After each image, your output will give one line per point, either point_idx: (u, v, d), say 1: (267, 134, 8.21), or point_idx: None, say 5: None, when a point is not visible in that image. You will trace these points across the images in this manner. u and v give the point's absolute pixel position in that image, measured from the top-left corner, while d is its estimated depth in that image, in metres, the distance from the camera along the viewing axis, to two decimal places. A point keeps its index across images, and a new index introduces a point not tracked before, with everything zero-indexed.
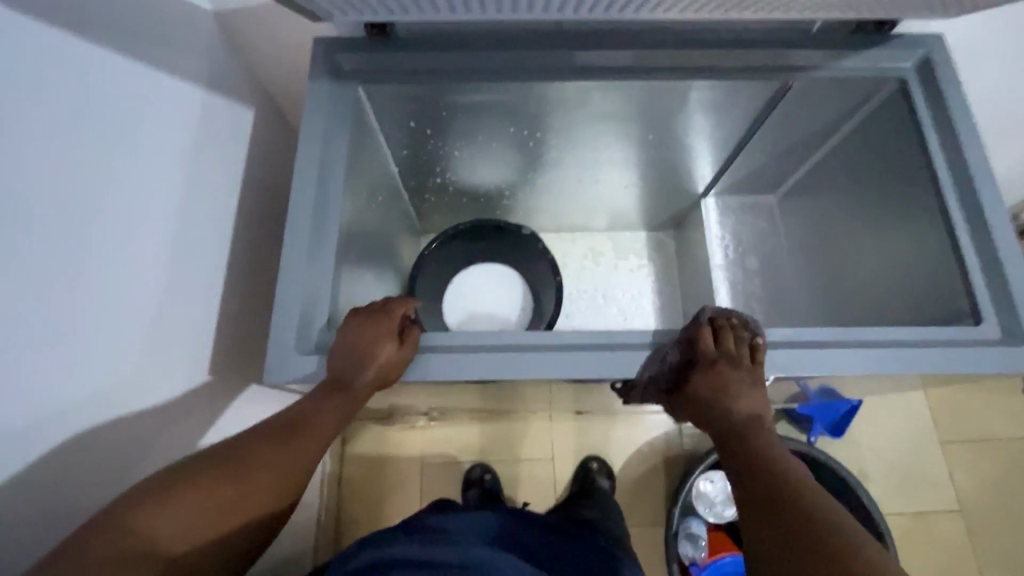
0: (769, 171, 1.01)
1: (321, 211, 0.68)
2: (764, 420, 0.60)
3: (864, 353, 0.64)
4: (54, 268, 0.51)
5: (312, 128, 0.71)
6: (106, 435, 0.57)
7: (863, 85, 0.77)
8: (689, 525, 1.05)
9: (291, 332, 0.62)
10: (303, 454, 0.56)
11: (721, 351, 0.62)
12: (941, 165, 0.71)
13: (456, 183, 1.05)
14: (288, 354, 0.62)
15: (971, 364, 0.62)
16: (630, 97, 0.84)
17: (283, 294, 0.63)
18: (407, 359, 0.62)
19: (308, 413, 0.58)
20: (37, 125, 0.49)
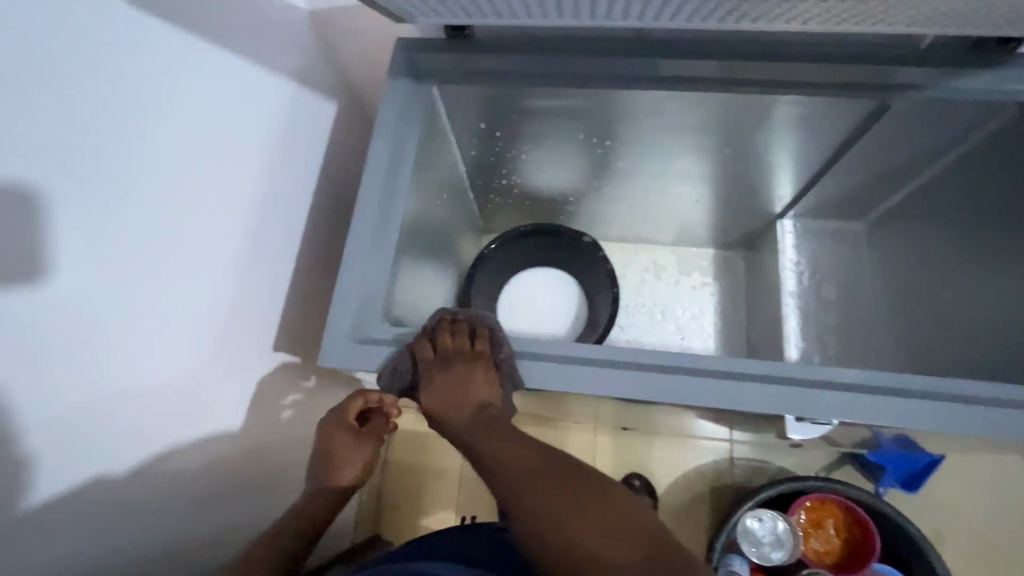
0: (858, 196, 0.93)
1: (385, 206, 0.70)
2: (495, 410, 0.60)
3: (933, 407, 0.59)
4: (145, 241, 0.57)
5: (386, 125, 0.73)
6: (176, 395, 0.63)
7: (978, 109, 0.69)
8: (731, 563, 0.95)
9: (346, 319, 0.65)
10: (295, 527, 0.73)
11: (440, 353, 0.63)
12: None
13: (522, 186, 1.05)
14: (343, 340, 0.64)
15: None
16: (709, 109, 0.81)
17: (342, 282, 0.66)
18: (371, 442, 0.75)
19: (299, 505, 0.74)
20: (129, 110, 0.54)
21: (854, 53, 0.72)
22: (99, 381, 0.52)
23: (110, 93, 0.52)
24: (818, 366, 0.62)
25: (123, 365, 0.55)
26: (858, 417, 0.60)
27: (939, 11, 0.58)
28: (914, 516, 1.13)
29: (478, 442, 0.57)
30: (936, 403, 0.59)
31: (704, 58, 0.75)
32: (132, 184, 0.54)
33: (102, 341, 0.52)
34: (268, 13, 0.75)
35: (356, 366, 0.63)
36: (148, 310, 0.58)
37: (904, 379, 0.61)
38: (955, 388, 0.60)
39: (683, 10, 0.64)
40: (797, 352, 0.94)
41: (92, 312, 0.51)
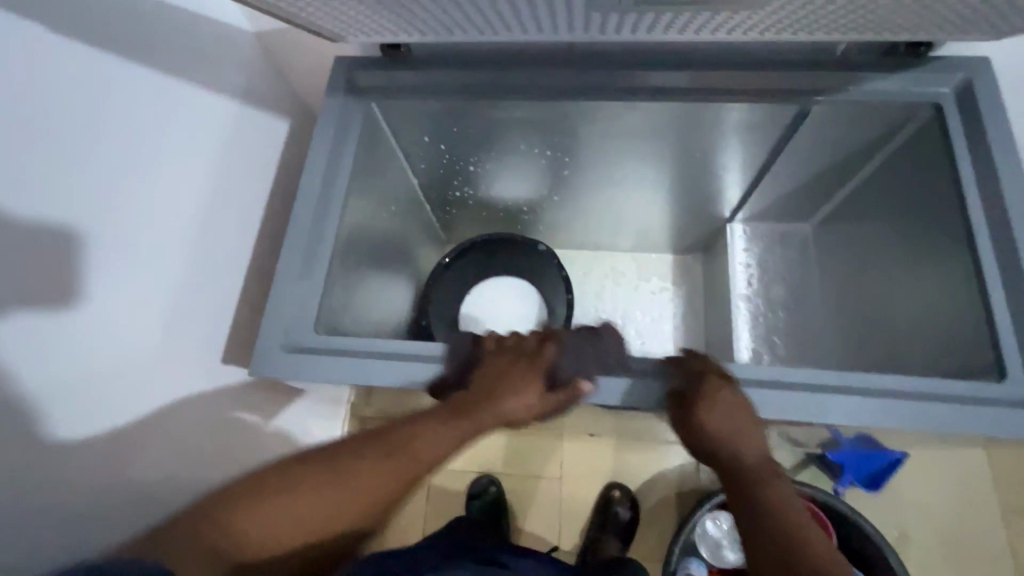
0: (798, 198, 0.95)
1: (319, 218, 0.72)
2: (773, 463, 0.58)
3: (866, 402, 0.57)
4: (87, 257, 0.58)
5: (322, 139, 0.75)
6: (128, 413, 0.63)
7: (896, 110, 0.71)
8: (689, 566, 0.95)
9: (277, 329, 0.65)
10: (393, 478, 0.58)
11: (712, 375, 0.60)
12: (969, 189, 0.62)
13: (476, 197, 1.07)
14: (271, 350, 0.64)
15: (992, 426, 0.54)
16: (645, 116, 0.83)
17: (275, 293, 0.67)
18: (525, 402, 0.61)
19: (417, 436, 0.59)
20: (48, 134, 0.54)
21: (776, 59, 0.74)
22: (26, 406, 0.51)
23: (25, 116, 0.51)
24: (748, 366, 0.61)
25: (63, 382, 0.55)
26: (788, 415, 0.58)
27: (837, 15, 0.60)
28: (877, 514, 1.13)
29: (764, 485, 0.56)
30: (866, 397, 0.57)
31: (629, 69, 0.78)
32: (53, 206, 0.54)
33: (38, 363, 0.53)
34: (208, 35, 0.77)
35: (291, 375, 0.63)
36: (82, 334, 0.57)
37: (834, 377, 0.59)
38: (889, 382, 0.58)
39: (595, 23, 0.66)
40: (749, 353, 0.95)
41: (30, 328, 0.52)
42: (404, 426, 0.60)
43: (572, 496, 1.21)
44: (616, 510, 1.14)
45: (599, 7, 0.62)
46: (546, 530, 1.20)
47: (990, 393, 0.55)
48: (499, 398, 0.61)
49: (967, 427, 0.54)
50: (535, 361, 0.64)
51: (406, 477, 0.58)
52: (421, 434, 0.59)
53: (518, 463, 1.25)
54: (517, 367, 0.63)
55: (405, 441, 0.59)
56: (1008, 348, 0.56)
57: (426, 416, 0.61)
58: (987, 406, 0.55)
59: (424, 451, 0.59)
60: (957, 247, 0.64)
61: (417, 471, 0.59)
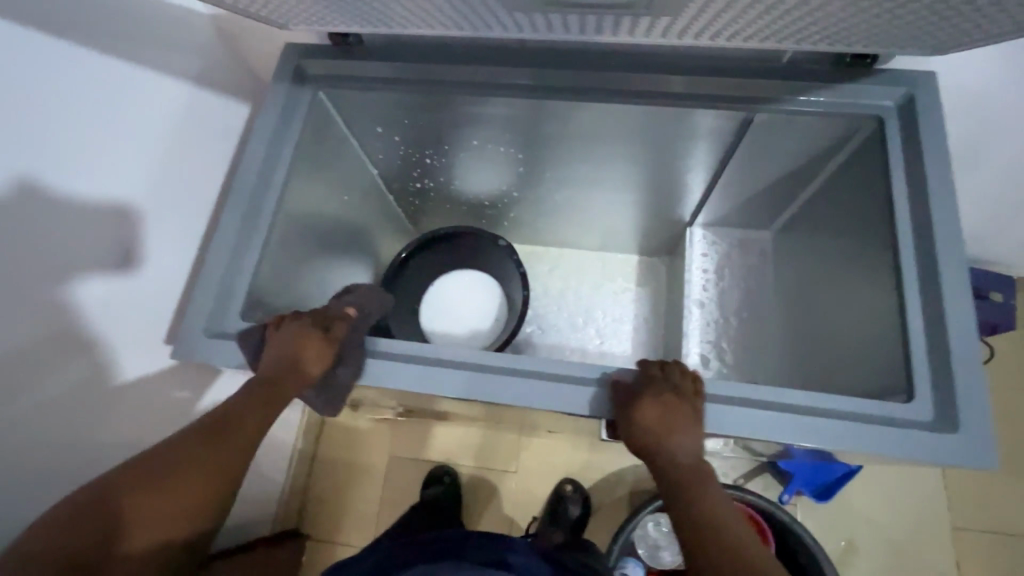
0: (756, 206, 0.94)
1: (255, 206, 0.74)
2: (705, 466, 0.58)
3: (784, 418, 0.56)
4: (19, 238, 0.58)
5: (262, 130, 0.77)
6: (58, 391, 0.64)
7: (838, 122, 0.70)
8: (625, 566, 0.96)
9: (202, 315, 0.67)
10: (224, 453, 0.58)
11: (664, 382, 0.59)
12: (897, 205, 0.62)
13: (438, 189, 1.06)
14: (195, 333, 0.66)
15: (893, 448, 0.53)
16: (594, 116, 0.82)
17: (200, 280, 0.69)
18: (327, 349, 0.64)
19: (237, 412, 0.60)
20: None
21: (719, 66, 0.74)
22: None
23: None
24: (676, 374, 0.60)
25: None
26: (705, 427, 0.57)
27: (762, 27, 0.60)
28: (827, 525, 1.13)
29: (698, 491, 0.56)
30: (785, 414, 0.56)
31: (574, 68, 0.77)
32: None
33: None
34: (168, 18, 0.78)
35: (212, 360, 0.65)
36: (11, 314, 0.58)
37: (757, 391, 0.58)
38: (813, 401, 0.56)
39: (528, 22, 0.65)
40: (697, 359, 0.95)
41: None
42: (225, 412, 0.60)
43: (528, 491, 1.22)
44: (567, 507, 1.14)
45: (517, 7, 0.61)
46: (499, 522, 1.21)
47: (906, 415, 0.54)
48: (306, 362, 0.63)
49: (882, 449, 0.53)
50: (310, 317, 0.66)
51: (240, 452, 0.59)
52: (245, 409, 0.60)
53: (475, 455, 1.25)
54: (298, 329, 0.64)
55: (228, 425, 0.59)
56: (915, 368, 0.56)
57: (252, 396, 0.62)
58: (901, 429, 0.54)
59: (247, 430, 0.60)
60: (884, 267, 0.64)
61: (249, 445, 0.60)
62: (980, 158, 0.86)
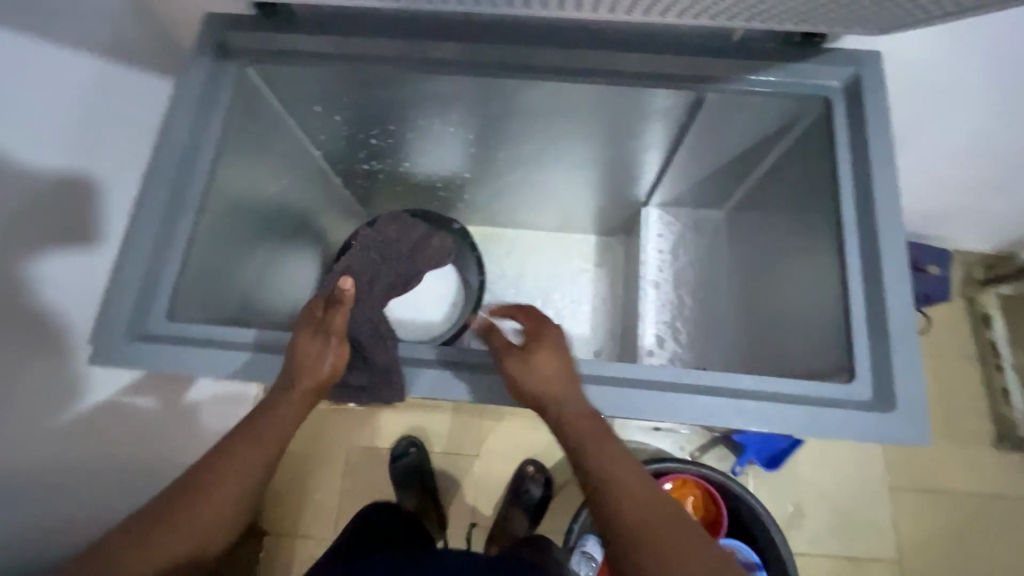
0: (709, 185, 0.94)
1: (178, 194, 0.68)
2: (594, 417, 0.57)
3: (734, 403, 0.56)
4: None
5: (183, 110, 0.70)
6: None
7: (787, 102, 0.69)
8: (586, 543, 0.98)
9: (122, 316, 0.61)
10: (224, 491, 0.54)
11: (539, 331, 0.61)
12: (844, 187, 0.62)
13: (387, 171, 1.01)
14: (114, 336, 0.61)
15: (835, 428, 0.54)
16: (546, 95, 0.79)
17: (117, 277, 0.63)
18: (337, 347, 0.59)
19: (232, 445, 0.56)
20: None
21: (669, 44, 0.72)
22: None
23: None
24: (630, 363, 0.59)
25: None
26: (656, 415, 0.57)
27: (710, 5, 0.58)
28: (775, 491, 1.18)
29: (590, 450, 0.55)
30: (735, 400, 0.56)
31: (521, 45, 0.74)
32: None
33: None
34: None
35: (136, 366, 0.60)
36: None
37: (707, 377, 0.58)
38: (762, 385, 0.57)
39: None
40: (653, 340, 0.95)
41: None
42: (221, 445, 0.57)
43: (490, 474, 1.22)
44: (529, 487, 1.15)
45: None
46: (462, 507, 1.21)
47: (849, 395, 0.56)
48: (309, 367, 0.58)
49: (827, 431, 0.54)
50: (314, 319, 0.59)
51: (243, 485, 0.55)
52: (245, 441, 0.56)
53: (437, 441, 1.24)
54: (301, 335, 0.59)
55: (199, 490, 0.54)
56: (858, 349, 0.57)
57: (227, 445, 0.56)
58: (843, 409, 0.55)
59: (224, 490, 0.54)
60: (829, 250, 0.65)
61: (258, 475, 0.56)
62: (919, 135, 0.88)
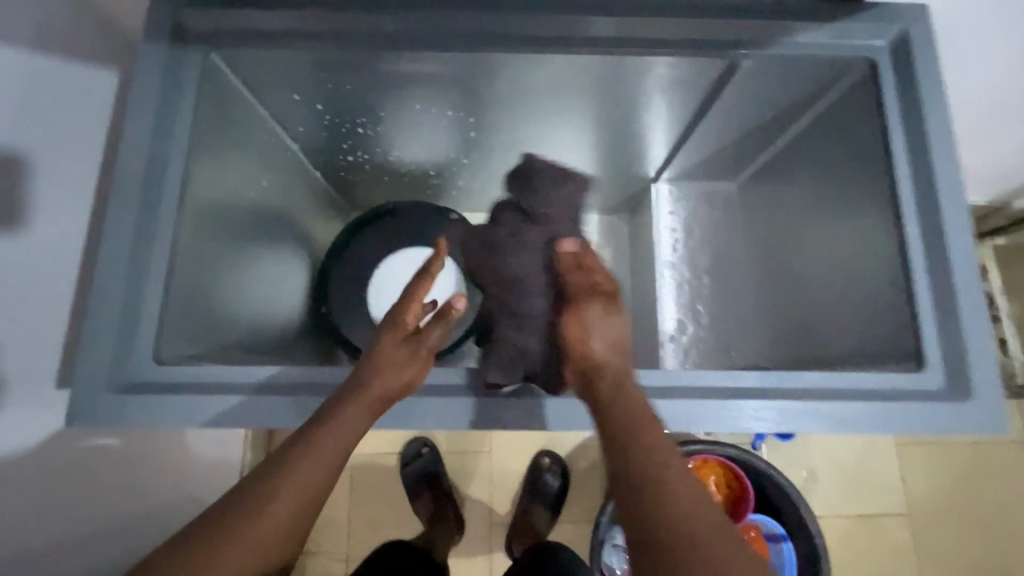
0: (726, 157, 0.88)
1: (147, 213, 0.58)
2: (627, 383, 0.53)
3: (811, 406, 0.52)
4: None
5: (142, 112, 0.59)
6: None
7: (828, 67, 0.64)
8: (616, 534, 0.97)
9: (101, 366, 0.53)
10: (287, 498, 0.49)
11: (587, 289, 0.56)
12: (901, 158, 0.58)
13: (374, 161, 0.90)
14: (93, 390, 0.52)
15: (912, 423, 0.51)
16: (562, 70, 0.71)
17: (88, 321, 0.53)
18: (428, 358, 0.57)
19: (297, 445, 0.51)
20: None
21: (696, 5, 0.64)
22: None
23: None
24: (692, 372, 0.54)
25: None
26: (728, 427, 0.52)
27: None
28: (789, 459, 1.18)
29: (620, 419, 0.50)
30: (811, 402, 0.52)
31: (530, 11, 0.66)
32: None
33: None
34: None
35: (127, 422, 0.52)
36: None
37: (776, 379, 0.54)
38: (841, 382, 0.53)
39: None
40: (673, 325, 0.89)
41: None
42: (286, 447, 0.52)
43: (504, 469, 1.18)
44: (546, 480, 1.11)
45: None
46: (478, 507, 1.17)
47: (920, 384, 0.53)
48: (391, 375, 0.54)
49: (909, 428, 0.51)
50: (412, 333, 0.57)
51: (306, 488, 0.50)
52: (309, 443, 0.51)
53: (444, 442, 1.18)
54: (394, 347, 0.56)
55: (263, 494, 0.49)
56: (928, 335, 0.54)
57: (284, 455, 0.51)
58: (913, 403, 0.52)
59: (289, 495, 0.49)
60: (879, 226, 0.61)
61: (324, 479, 0.51)
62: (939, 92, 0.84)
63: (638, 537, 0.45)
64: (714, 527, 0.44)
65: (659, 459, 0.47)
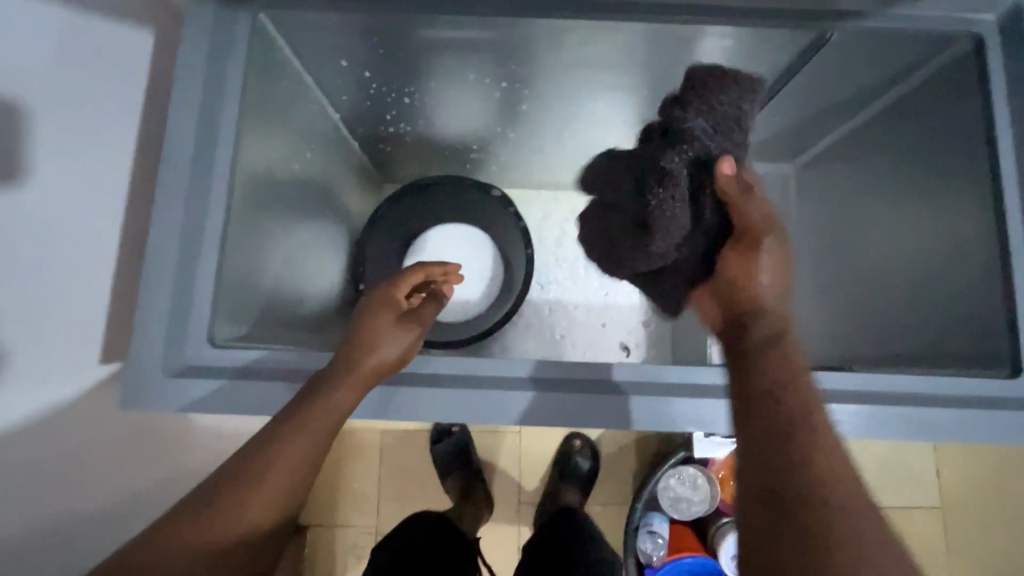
0: (788, 139, 0.83)
1: (198, 188, 0.57)
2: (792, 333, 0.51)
3: (900, 412, 0.52)
4: None
5: (191, 85, 0.58)
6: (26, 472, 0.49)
7: (924, 42, 0.60)
8: (652, 521, 0.97)
9: (158, 345, 0.53)
10: (315, 423, 0.48)
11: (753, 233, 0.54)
12: (1007, 139, 0.56)
13: (415, 134, 0.86)
14: (151, 368, 0.52)
15: (989, 430, 0.52)
16: (636, 42, 0.66)
17: (144, 301, 0.53)
18: (408, 338, 0.55)
19: (316, 388, 0.50)
20: None
21: None
22: None
23: None
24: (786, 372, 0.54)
25: None
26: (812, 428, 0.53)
27: None
28: None
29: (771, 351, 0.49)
30: (899, 409, 0.52)
31: None
32: None
33: None
34: None
35: (187, 402, 0.52)
36: None
37: (864, 382, 0.53)
38: (929, 384, 0.53)
39: None
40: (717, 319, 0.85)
41: None
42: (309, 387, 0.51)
43: (533, 450, 1.17)
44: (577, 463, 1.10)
45: None
46: (505, 488, 1.16)
47: (996, 391, 0.53)
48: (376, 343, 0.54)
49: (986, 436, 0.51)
50: (393, 307, 0.57)
51: (330, 415, 0.49)
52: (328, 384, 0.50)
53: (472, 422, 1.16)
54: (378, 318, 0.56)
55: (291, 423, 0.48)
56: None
57: (299, 407, 0.49)
58: (981, 411, 0.52)
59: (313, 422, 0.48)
60: (984, 225, 0.57)
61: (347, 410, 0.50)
62: None
63: (767, 504, 0.40)
64: (866, 492, 0.40)
65: (797, 424, 0.43)
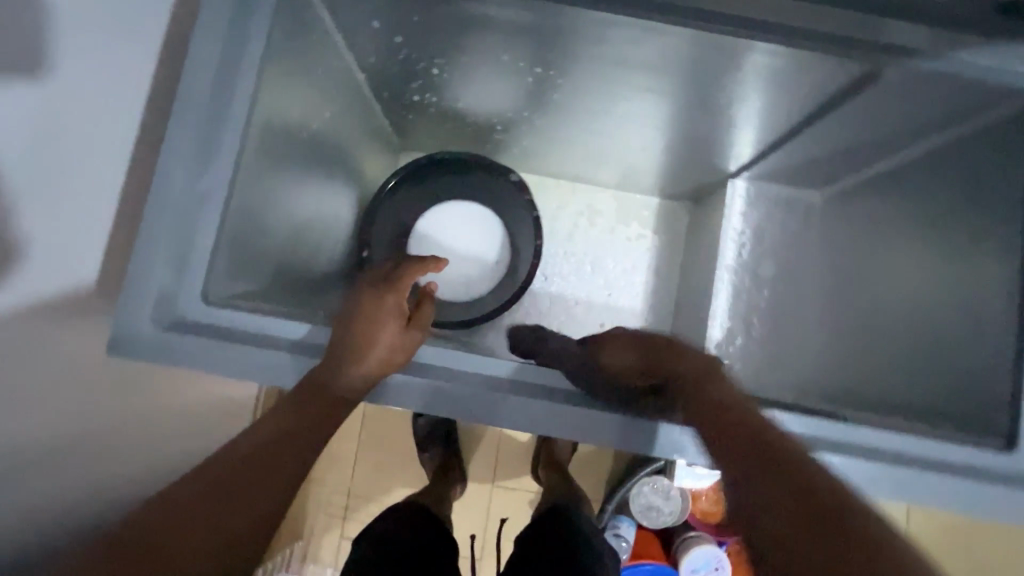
0: (821, 166, 0.81)
1: (210, 139, 0.55)
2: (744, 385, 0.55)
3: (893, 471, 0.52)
4: None
5: (213, 30, 0.55)
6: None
7: (979, 92, 0.57)
8: (618, 524, 0.98)
9: (151, 293, 0.52)
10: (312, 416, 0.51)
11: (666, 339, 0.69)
12: None
13: (440, 106, 0.84)
14: (142, 316, 0.51)
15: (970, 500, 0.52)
16: (679, 47, 0.63)
17: (140, 248, 0.52)
18: (411, 333, 0.56)
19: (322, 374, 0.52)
20: None
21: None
22: None
23: None
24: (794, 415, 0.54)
25: None
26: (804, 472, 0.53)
27: None
28: None
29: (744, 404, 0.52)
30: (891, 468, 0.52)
31: None
32: None
33: None
34: None
35: (175, 353, 0.52)
36: None
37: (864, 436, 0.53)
38: (925, 448, 0.53)
39: None
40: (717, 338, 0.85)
41: None
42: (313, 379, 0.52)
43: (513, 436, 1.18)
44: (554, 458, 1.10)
45: None
46: (481, 469, 1.17)
47: (982, 461, 0.52)
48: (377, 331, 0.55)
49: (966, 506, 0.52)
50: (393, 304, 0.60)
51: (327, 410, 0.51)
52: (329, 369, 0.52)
53: None
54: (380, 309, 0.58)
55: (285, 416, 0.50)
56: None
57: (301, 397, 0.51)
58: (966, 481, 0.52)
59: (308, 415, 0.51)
60: (1005, 293, 0.56)
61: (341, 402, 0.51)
62: None
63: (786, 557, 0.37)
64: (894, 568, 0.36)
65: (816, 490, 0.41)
